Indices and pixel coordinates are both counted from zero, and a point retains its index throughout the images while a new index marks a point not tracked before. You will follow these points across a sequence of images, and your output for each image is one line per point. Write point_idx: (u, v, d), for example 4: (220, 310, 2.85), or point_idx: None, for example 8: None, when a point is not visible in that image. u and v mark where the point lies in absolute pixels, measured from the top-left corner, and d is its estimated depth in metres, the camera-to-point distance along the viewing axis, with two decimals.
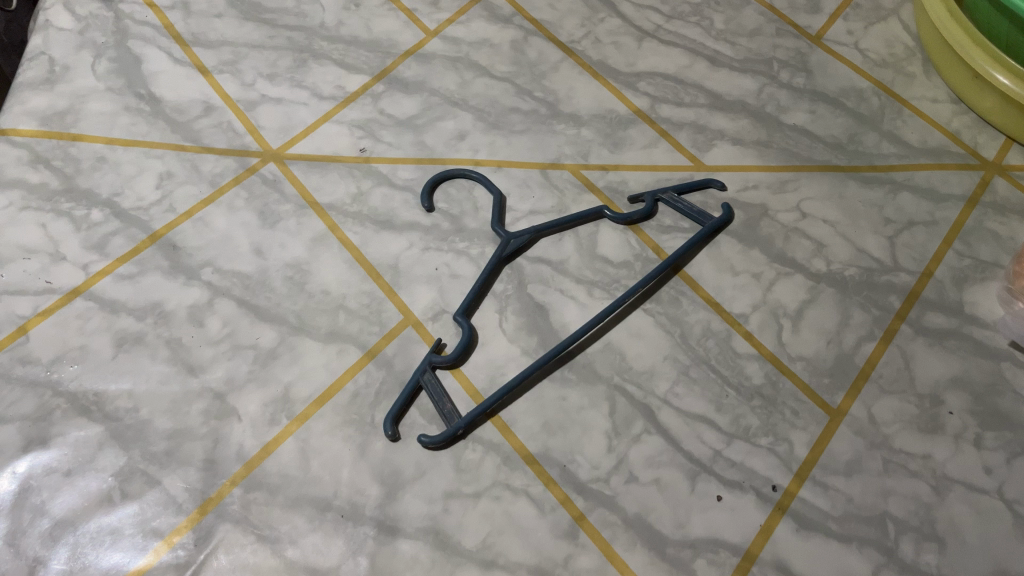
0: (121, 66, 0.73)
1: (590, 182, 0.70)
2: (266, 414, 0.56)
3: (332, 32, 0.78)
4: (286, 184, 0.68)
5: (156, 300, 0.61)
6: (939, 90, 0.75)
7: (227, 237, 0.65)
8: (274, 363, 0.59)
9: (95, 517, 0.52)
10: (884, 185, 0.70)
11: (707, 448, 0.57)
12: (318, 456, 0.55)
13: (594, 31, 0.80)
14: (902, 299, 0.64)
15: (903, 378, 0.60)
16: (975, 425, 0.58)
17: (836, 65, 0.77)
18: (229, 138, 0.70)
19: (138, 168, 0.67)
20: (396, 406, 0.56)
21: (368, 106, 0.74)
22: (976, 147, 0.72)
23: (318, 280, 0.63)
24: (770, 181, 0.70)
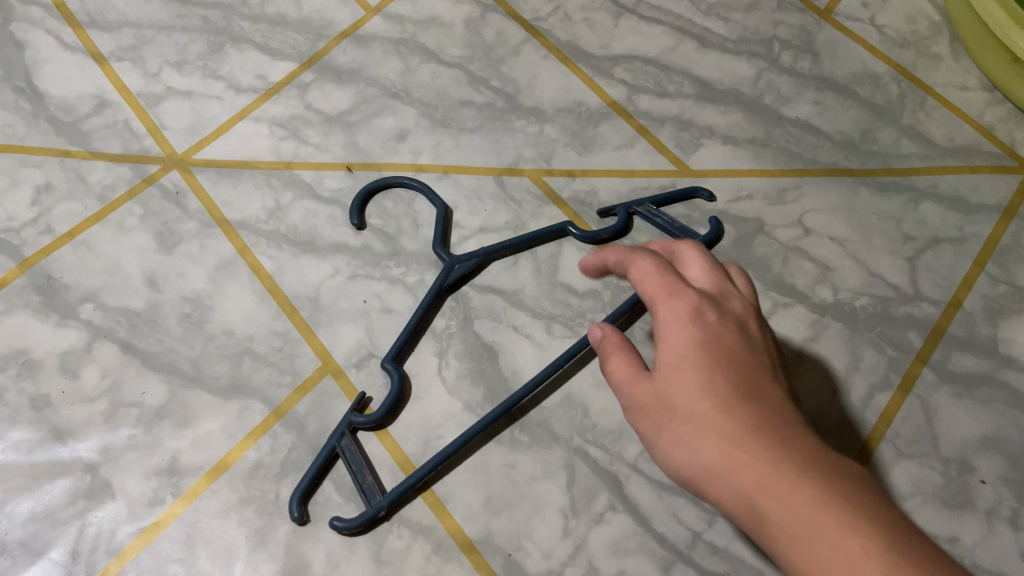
0: (1, 54, 0.62)
1: (552, 192, 0.59)
2: (147, 492, 0.47)
3: (254, 10, 0.67)
4: (189, 198, 0.57)
5: (21, 347, 0.50)
6: (969, 75, 0.63)
7: (115, 264, 0.54)
8: (160, 425, 0.49)
9: None
10: (903, 193, 0.58)
11: (685, 530, 0.47)
12: (208, 546, 0.45)
13: (563, 6, 0.68)
14: (924, 336, 0.53)
15: (924, 438, 0.50)
16: (1011, 498, 0.48)
17: (847, 45, 0.65)
18: (125, 141, 0.59)
19: (12, 180, 0.57)
20: (304, 482, 0.46)
21: (293, 100, 0.62)
22: (1013, 146, 0.60)
23: (221, 318, 0.52)
24: (767, 190, 0.59)
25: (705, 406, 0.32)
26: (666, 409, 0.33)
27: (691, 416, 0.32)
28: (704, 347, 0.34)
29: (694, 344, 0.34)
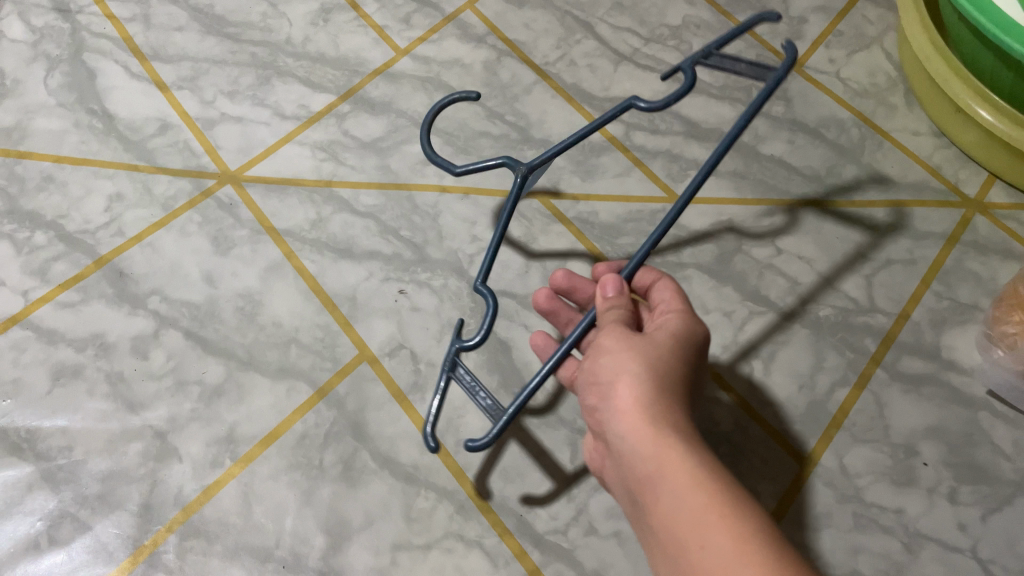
0: (75, 80, 0.70)
1: (559, 212, 0.68)
2: (208, 456, 0.54)
3: (297, 48, 0.75)
4: (242, 209, 0.65)
5: (97, 331, 0.58)
6: (921, 122, 0.73)
7: (177, 264, 0.62)
8: (219, 401, 0.56)
9: (20, 564, 0.49)
10: (863, 221, 0.67)
11: None
12: (261, 502, 0.52)
13: (569, 53, 0.77)
14: (878, 342, 0.62)
15: (877, 427, 0.58)
16: (950, 478, 0.56)
17: (816, 94, 0.75)
18: (185, 159, 0.67)
19: (86, 189, 0.64)
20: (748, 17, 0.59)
21: (332, 127, 0.71)
22: (957, 183, 0.69)
23: (271, 312, 0.60)
24: (745, 216, 0.67)
25: (664, 355, 0.45)
26: (636, 342, 0.46)
27: (651, 353, 0.45)
28: (693, 339, 0.48)
29: (688, 333, 0.48)
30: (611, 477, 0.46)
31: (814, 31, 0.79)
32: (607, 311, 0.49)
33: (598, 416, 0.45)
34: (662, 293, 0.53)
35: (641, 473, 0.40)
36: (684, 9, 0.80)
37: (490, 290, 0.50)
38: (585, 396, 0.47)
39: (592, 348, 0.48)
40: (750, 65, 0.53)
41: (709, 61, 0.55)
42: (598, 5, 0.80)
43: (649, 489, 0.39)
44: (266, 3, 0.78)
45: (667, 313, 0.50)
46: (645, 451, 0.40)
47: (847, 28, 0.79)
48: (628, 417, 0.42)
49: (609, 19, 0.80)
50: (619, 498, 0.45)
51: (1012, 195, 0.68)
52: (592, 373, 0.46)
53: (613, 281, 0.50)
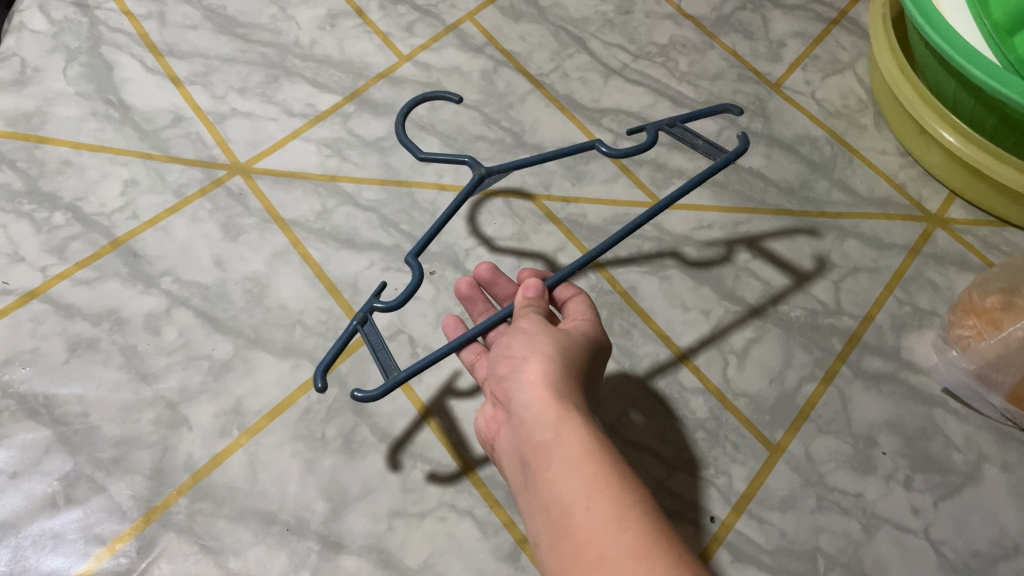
0: (93, 72, 0.74)
1: (551, 213, 0.72)
2: (217, 426, 0.57)
3: (305, 50, 0.79)
4: (250, 198, 0.68)
5: (113, 307, 0.61)
6: (888, 143, 0.79)
7: (188, 247, 0.65)
8: (227, 375, 0.59)
9: (38, 520, 0.52)
10: (832, 231, 0.72)
11: (650, 478, 0.59)
12: (266, 469, 0.56)
13: (562, 66, 0.82)
14: (843, 342, 0.67)
15: (840, 419, 0.63)
16: (906, 467, 0.61)
17: (792, 112, 0.80)
18: (197, 149, 0.70)
19: (103, 174, 0.68)
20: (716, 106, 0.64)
21: (337, 125, 0.74)
22: (920, 200, 0.75)
23: (277, 295, 0.64)
24: (724, 223, 0.72)
25: (574, 351, 0.48)
26: (552, 333, 0.48)
27: (563, 344, 0.48)
28: (597, 346, 0.51)
29: (594, 338, 0.51)
30: (501, 446, 0.47)
31: (792, 55, 0.85)
32: (526, 306, 0.52)
33: (501, 387, 0.47)
34: (576, 307, 0.56)
35: (535, 437, 0.42)
36: (671, 29, 0.86)
37: (417, 262, 0.54)
38: (493, 368, 0.49)
39: (507, 331, 0.50)
40: (706, 144, 0.59)
41: (672, 130, 0.60)
42: (590, 22, 0.85)
43: (540, 453, 0.41)
44: (276, 7, 0.82)
45: (578, 321, 0.53)
46: (544, 419, 0.42)
47: (823, 53, 0.85)
48: (534, 389, 0.44)
49: (600, 35, 0.84)
50: (504, 465, 0.46)
51: (971, 213, 0.74)
52: (506, 348, 0.48)
53: (536, 285, 0.53)
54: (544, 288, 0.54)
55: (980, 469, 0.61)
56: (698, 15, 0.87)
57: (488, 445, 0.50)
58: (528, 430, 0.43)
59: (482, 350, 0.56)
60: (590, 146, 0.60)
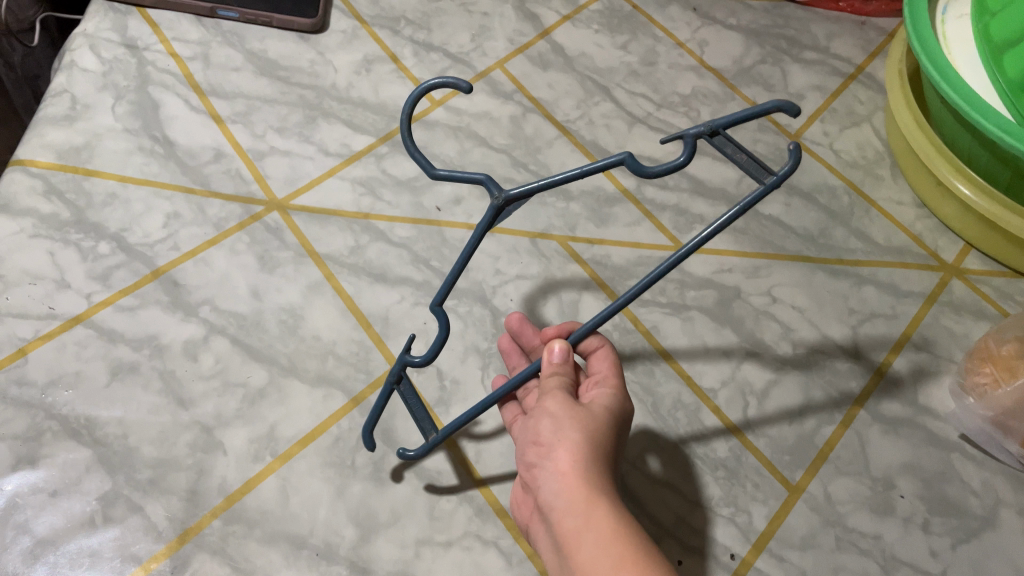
0: (140, 109, 0.77)
1: (576, 253, 0.74)
2: (251, 451, 0.59)
3: (341, 93, 0.82)
4: (287, 233, 0.71)
5: (154, 334, 0.63)
6: (904, 194, 0.81)
7: (226, 278, 0.67)
8: (261, 402, 0.61)
9: (75, 538, 0.54)
10: (850, 278, 0.74)
11: (671, 514, 0.60)
12: (298, 494, 0.57)
13: (588, 113, 0.85)
14: (862, 386, 0.68)
15: (859, 460, 0.64)
16: (924, 510, 0.62)
17: (811, 162, 0.82)
18: (237, 185, 0.73)
19: (147, 207, 0.70)
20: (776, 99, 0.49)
21: (371, 165, 0.77)
22: (936, 250, 0.77)
23: (311, 326, 0.66)
24: (744, 267, 0.74)
25: (599, 427, 0.50)
26: (576, 412, 0.50)
27: (588, 422, 0.50)
28: (621, 417, 0.52)
29: (618, 409, 0.53)
30: (539, 530, 0.50)
31: (811, 107, 0.87)
32: (551, 375, 0.54)
33: (533, 473, 0.49)
34: (600, 363, 0.58)
35: (566, 523, 0.45)
36: (693, 80, 0.89)
37: (443, 313, 0.55)
38: (524, 452, 0.51)
39: (534, 411, 0.52)
40: (751, 159, 0.47)
41: (713, 139, 0.49)
42: (615, 73, 0.89)
43: (572, 542, 0.43)
44: (314, 51, 0.85)
45: (602, 388, 0.55)
46: (575, 508, 0.44)
47: (840, 107, 0.87)
48: (563, 478, 0.46)
49: (625, 85, 0.88)
50: (542, 550, 0.49)
51: (986, 263, 0.76)
52: (534, 434, 0.50)
53: (562, 347, 0.54)
54: (570, 351, 0.55)
55: (996, 514, 0.62)
56: (720, 68, 0.90)
57: (527, 527, 0.52)
58: (560, 519, 0.45)
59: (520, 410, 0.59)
60: (618, 160, 0.50)
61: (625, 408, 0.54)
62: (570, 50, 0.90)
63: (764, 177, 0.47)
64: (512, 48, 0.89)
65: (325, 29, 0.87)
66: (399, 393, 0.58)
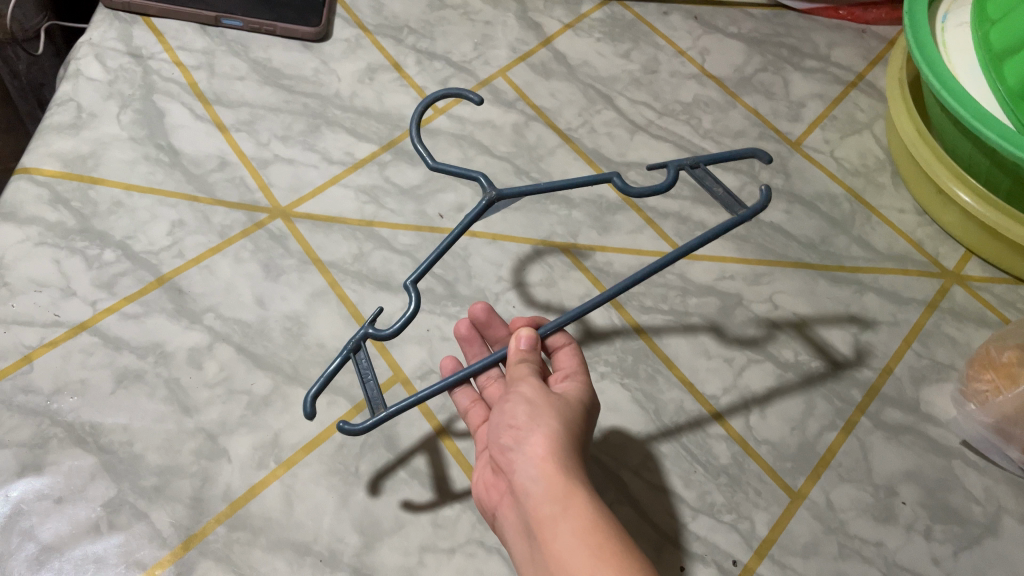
0: (145, 118, 0.77)
1: (578, 260, 0.74)
2: (255, 458, 0.59)
3: (345, 101, 0.83)
4: (291, 240, 0.71)
5: (158, 341, 0.64)
6: (905, 202, 0.81)
7: (231, 285, 0.68)
8: (265, 410, 0.61)
9: (81, 545, 0.54)
10: (851, 285, 0.75)
11: (674, 521, 0.60)
12: (302, 502, 0.57)
13: (590, 121, 0.85)
14: (863, 392, 0.68)
15: (861, 468, 0.64)
16: (926, 517, 0.62)
17: (812, 170, 0.83)
18: (241, 193, 0.74)
19: (152, 215, 0.71)
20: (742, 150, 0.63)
21: (374, 173, 0.77)
22: (937, 257, 0.77)
23: (315, 333, 0.66)
24: (746, 274, 0.74)
25: (573, 418, 0.50)
26: (551, 401, 0.51)
27: (563, 412, 0.50)
28: (590, 409, 0.53)
29: (588, 401, 0.54)
30: (508, 516, 0.50)
31: (812, 115, 0.88)
32: (520, 361, 0.54)
33: (507, 458, 0.49)
34: (565, 359, 0.59)
35: (541, 509, 0.45)
36: (694, 89, 0.89)
37: (416, 289, 0.56)
38: (496, 437, 0.51)
39: (507, 397, 0.52)
40: (727, 194, 0.57)
41: (695, 171, 0.59)
42: (617, 81, 0.89)
43: (547, 527, 0.44)
44: (318, 60, 0.86)
45: (572, 380, 0.56)
46: (552, 495, 0.45)
47: (841, 115, 0.88)
48: (541, 463, 0.47)
49: (627, 93, 0.88)
50: (511, 536, 0.49)
51: (986, 270, 0.76)
52: (509, 418, 0.50)
53: (529, 336, 0.55)
54: (536, 340, 0.56)
55: (998, 521, 0.62)
56: (721, 76, 0.91)
57: (494, 514, 0.52)
58: (536, 504, 0.45)
59: (476, 396, 0.60)
60: (608, 178, 0.59)
61: (593, 401, 0.55)
62: (572, 59, 0.90)
63: (738, 208, 0.56)
64: (515, 56, 0.89)
65: (329, 38, 0.88)
66: (354, 363, 0.57)
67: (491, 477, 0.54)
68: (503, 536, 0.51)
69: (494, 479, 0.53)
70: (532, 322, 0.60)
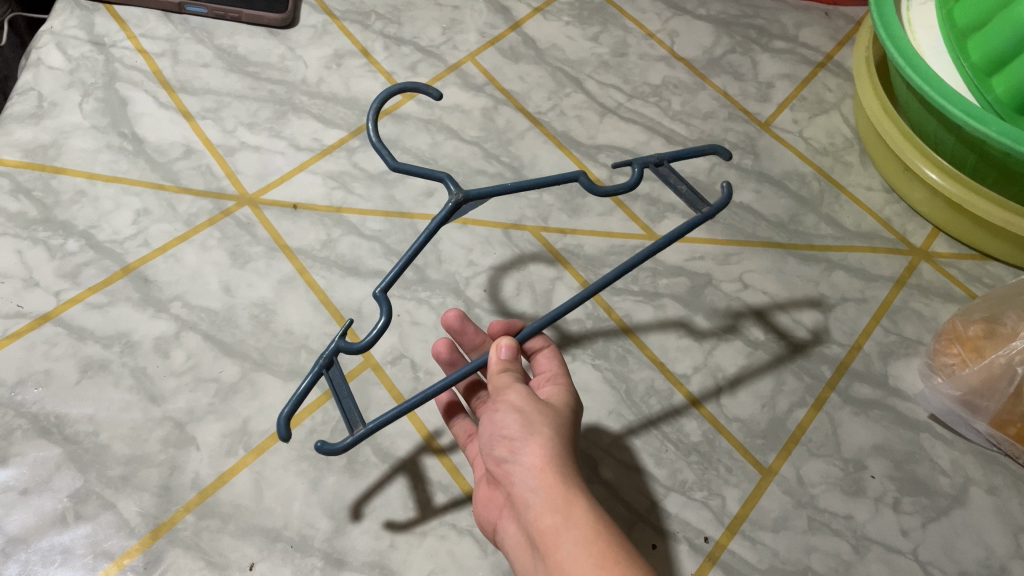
0: (108, 106, 0.76)
1: (548, 243, 0.74)
2: (224, 445, 0.59)
3: (312, 88, 0.82)
4: (258, 227, 0.71)
5: (124, 331, 0.63)
6: (873, 180, 0.82)
7: (198, 273, 0.67)
8: (234, 397, 0.61)
9: (47, 536, 0.54)
10: (820, 263, 0.75)
11: (646, 499, 0.60)
12: (271, 488, 0.57)
13: (560, 105, 0.85)
14: (833, 369, 0.69)
15: (831, 442, 0.64)
16: (894, 489, 0.62)
17: (782, 150, 0.83)
18: (207, 180, 0.73)
19: (116, 204, 0.70)
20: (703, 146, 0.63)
21: (342, 159, 0.77)
22: (905, 234, 0.78)
23: (284, 320, 0.66)
24: (715, 254, 0.74)
25: (564, 423, 0.51)
26: (541, 409, 0.50)
27: (554, 419, 0.50)
28: (577, 413, 0.54)
29: (574, 403, 0.54)
30: (508, 529, 0.50)
31: (781, 95, 0.88)
32: (502, 371, 0.53)
33: (503, 469, 0.49)
34: (545, 362, 0.60)
35: (541, 521, 0.45)
36: (663, 71, 0.89)
37: (386, 298, 0.52)
38: (488, 447, 0.50)
39: (495, 405, 0.52)
40: (690, 190, 0.58)
41: (658, 169, 0.59)
42: (587, 64, 0.89)
43: (549, 537, 0.44)
44: (285, 46, 0.85)
45: (555, 385, 0.56)
46: (552, 505, 0.45)
47: (810, 94, 0.88)
48: (539, 474, 0.46)
49: (596, 76, 0.88)
50: (512, 549, 0.49)
51: (953, 246, 0.77)
52: (501, 429, 0.50)
53: (509, 344, 0.54)
54: (517, 347, 0.55)
55: (966, 492, 0.63)
56: (690, 58, 0.91)
57: (494, 528, 0.52)
58: (537, 516, 0.45)
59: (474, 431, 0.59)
60: (576, 174, 0.57)
61: (579, 402, 0.55)
62: (541, 42, 0.90)
63: (701, 206, 0.57)
64: (483, 40, 0.89)
65: (296, 25, 0.87)
66: (327, 381, 0.53)
67: (487, 491, 0.53)
68: (502, 548, 0.51)
69: (491, 496, 0.53)
70: (510, 327, 0.60)
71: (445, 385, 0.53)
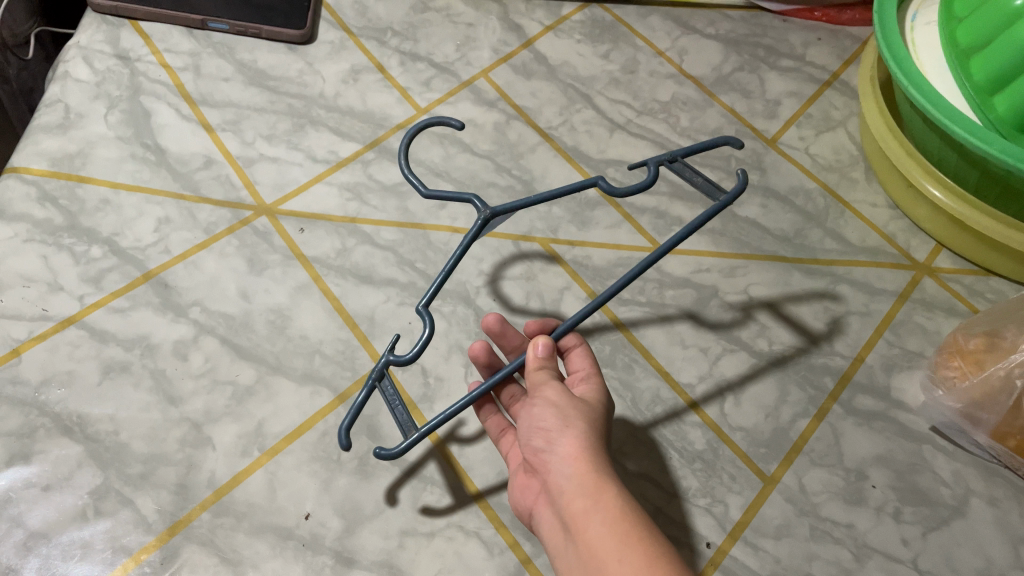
0: (132, 118, 0.79)
1: (557, 255, 0.76)
2: (238, 446, 0.60)
3: (329, 102, 0.84)
4: (275, 236, 0.73)
5: (144, 334, 0.65)
6: (878, 196, 0.83)
7: (216, 279, 0.69)
8: (249, 399, 0.63)
9: (67, 530, 0.55)
10: (825, 277, 0.76)
11: (650, 504, 0.62)
12: (284, 488, 0.59)
13: (570, 120, 0.87)
14: (836, 380, 0.70)
15: (833, 452, 0.65)
16: (895, 499, 0.63)
17: (788, 166, 0.85)
18: (226, 191, 0.75)
19: (138, 212, 0.72)
20: (715, 138, 0.67)
21: (357, 171, 0.79)
22: (909, 249, 0.79)
23: (298, 325, 0.67)
24: (722, 267, 0.76)
25: (598, 418, 0.52)
26: (576, 404, 0.52)
27: (588, 413, 0.52)
28: (610, 410, 0.55)
29: (606, 400, 0.55)
30: (542, 514, 0.51)
31: (788, 112, 0.90)
32: (539, 368, 0.55)
33: (539, 459, 0.50)
34: (578, 361, 0.61)
35: (572, 506, 0.46)
36: (673, 88, 0.91)
37: (429, 314, 0.57)
38: (526, 438, 0.52)
39: (533, 400, 0.53)
40: (707, 181, 0.61)
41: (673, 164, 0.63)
42: (597, 81, 0.91)
43: (579, 521, 0.45)
44: (303, 61, 0.87)
45: (589, 383, 0.57)
46: (584, 491, 0.46)
47: (816, 112, 0.90)
48: (574, 463, 0.48)
49: (606, 93, 0.90)
50: (545, 534, 0.50)
51: (956, 262, 0.78)
52: (538, 421, 0.51)
53: (546, 342, 0.56)
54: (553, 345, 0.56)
55: (966, 503, 0.63)
56: (699, 75, 0.92)
57: (529, 515, 0.53)
58: (569, 501, 0.47)
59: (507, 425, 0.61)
60: (593, 181, 0.62)
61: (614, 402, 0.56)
62: (553, 59, 0.92)
63: (717, 195, 0.60)
64: (496, 57, 0.91)
65: (314, 41, 0.89)
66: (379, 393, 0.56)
67: (524, 480, 0.55)
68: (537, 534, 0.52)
69: (527, 483, 0.54)
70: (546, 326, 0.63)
71: (484, 391, 0.56)
